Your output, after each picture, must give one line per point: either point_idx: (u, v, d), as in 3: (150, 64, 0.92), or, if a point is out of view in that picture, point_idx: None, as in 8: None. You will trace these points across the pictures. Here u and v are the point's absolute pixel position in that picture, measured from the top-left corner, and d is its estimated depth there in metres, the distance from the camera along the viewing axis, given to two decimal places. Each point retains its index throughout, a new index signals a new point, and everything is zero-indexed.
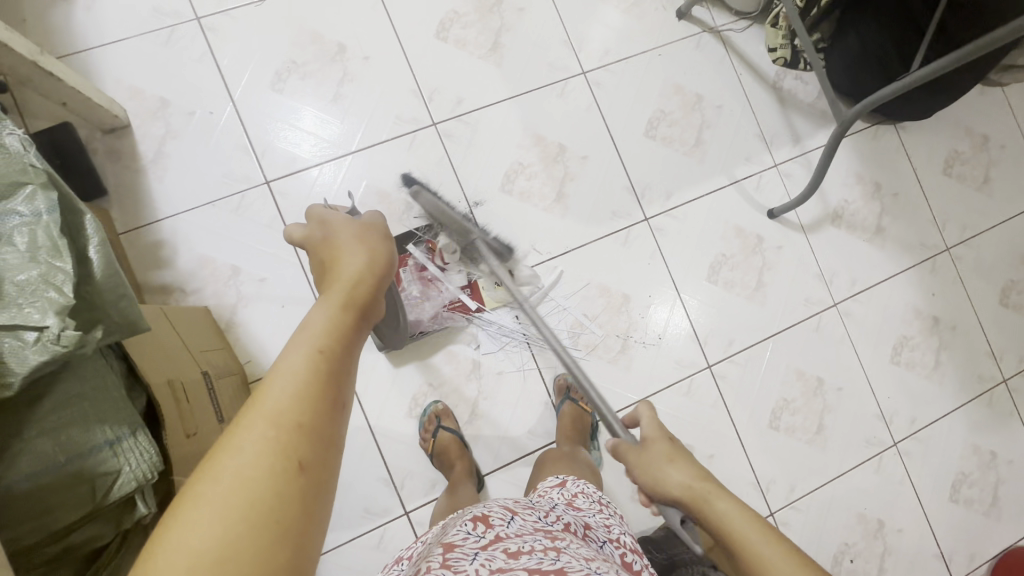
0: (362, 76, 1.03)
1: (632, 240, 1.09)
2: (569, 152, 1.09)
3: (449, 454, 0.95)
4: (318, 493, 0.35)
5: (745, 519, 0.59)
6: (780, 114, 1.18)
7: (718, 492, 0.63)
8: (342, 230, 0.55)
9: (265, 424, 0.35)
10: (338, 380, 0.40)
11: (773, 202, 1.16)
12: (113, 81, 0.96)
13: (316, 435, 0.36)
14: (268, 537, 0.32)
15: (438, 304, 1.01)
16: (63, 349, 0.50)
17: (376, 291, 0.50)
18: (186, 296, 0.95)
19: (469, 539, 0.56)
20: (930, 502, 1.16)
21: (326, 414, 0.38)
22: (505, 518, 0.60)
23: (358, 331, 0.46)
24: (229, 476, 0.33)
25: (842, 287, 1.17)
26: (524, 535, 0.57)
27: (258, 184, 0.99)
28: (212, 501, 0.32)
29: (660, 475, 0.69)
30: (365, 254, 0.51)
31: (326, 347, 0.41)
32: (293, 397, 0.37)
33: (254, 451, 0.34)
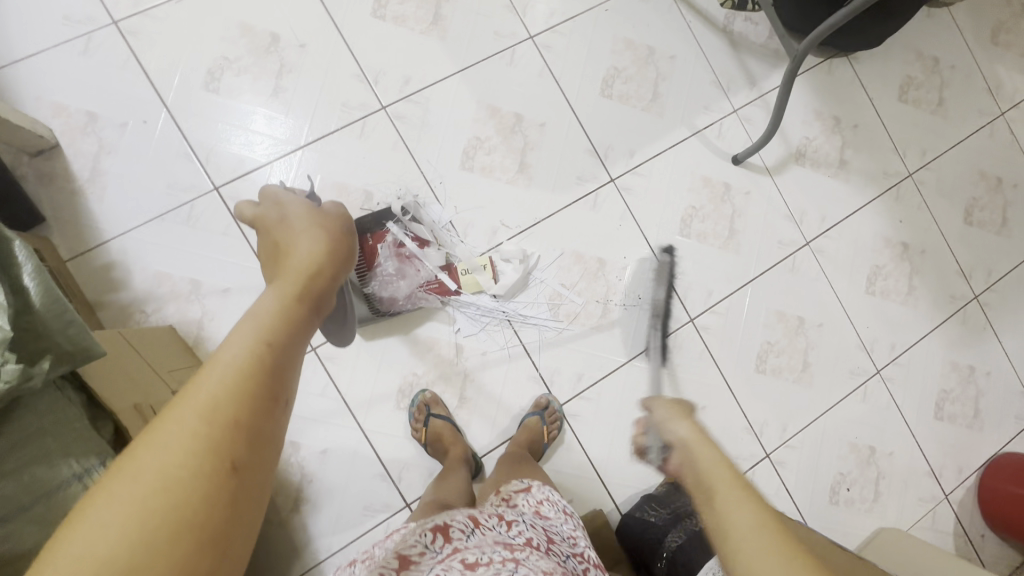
0: (301, 66, 0.98)
1: (600, 204, 1.08)
2: (526, 121, 1.06)
3: (443, 439, 0.94)
4: (251, 498, 0.32)
5: (752, 511, 0.44)
6: (734, 58, 1.16)
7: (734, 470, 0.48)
8: (298, 212, 0.52)
9: (196, 420, 0.32)
10: (284, 375, 0.37)
11: (736, 149, 1.15)
12: (32, 99, 0.89)
13: (255, 434, 0.33)
14: (186, 550, 0.29)
15: (414, 283, 0.98)
16: (6, 385, 0.47)
17: (331, 283, 0.47)
18: (147, 317, 0.91)
19: (428, 556, 0.58)
20: (917, 422, 1.20)
21: (266, 410, 0.35)
22: (467, 528, 0.62)
23: (308, 323, 0.43)
24: (150, 477, 0.30)
25: (813, 225, 1.18)
26: (483, 545, 0.58)
27: (206, 191, 0.94)
28: (126, 506, 0.28)
29: (671, 426, 0.54)
30: (322, 240, 0.49)
31: (271, 338, 0.38)
32: (231, 390, 0.34)
33: (180, 449, 0.31)
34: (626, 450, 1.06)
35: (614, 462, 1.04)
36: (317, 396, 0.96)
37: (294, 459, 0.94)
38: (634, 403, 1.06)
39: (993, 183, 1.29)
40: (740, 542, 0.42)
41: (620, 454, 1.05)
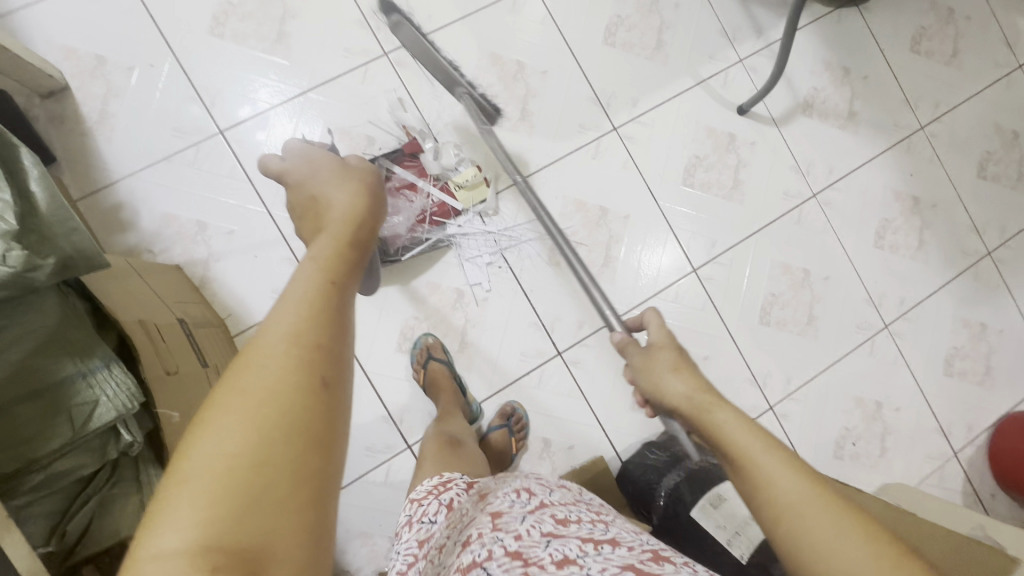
0: (304, 11, 0.99)
1: (602, 152, 1.08)
2: (528, 68, 1.06)
3: (438, 385, 0.94)
4: (342, 408, 0.39)
5: (753, 437, 0.48)
6: (740, 6, 1.15)
7: (721, 403, 0.52)
8: (324, 166, 0.59)
9: (286, 344, 0.38)
10: (345, 309, 0.44)
11: (741, 98, 1.13)
12: (43, 42, 0.91)
13: (337, 355, 0.40)
14: (300, 451, 0.35)
15: (409, 217, 0.99)
16: (11, 270, 0.49)
17: (370, 228, 0.55)
18: (155, 256, 0.93)
19: (516, 505, 0.58)
20: (925, 379, 1.18)
21: (340, 336, 0.42)
22: (545, 489, 0.63)
23: (359, 267, 0.50)
24: (254, 388, 0.36)
25: (820, 177, 1.16)
26: (570, 505, 0.60)
27: (211, 135, 0.96)
28: (239, 411, 0.35)
29: (660, 383, 0.58)
30: (355, 184, 0.57)
31: (333, 278, 0.45)
32: (310, 318, 0.41)
33: (279, 368, 0.37)
34: (627, 399, 1.06)
35: (612, 408, 1.05)
36: None
37: None
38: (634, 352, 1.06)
39: (1009, 137, 1.25)
40: (758, 468, 0.46)
41: (621, 402, 1.05)
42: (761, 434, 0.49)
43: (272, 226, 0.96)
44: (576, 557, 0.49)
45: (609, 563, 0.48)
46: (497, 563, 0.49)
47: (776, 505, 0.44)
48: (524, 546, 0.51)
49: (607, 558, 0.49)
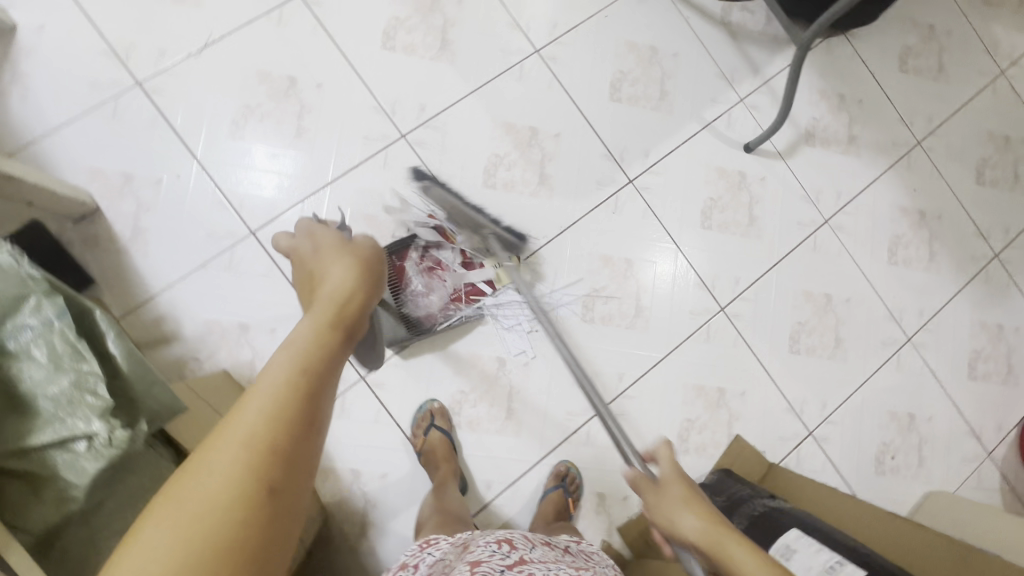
0: (321, 105, 1.01)
1: (621, 206, 1.10)
2: (541, 133, 1.09)
3: (437, 455, 0.95)
4: (286, 519, 0.37)
5: (751, 558, 0.57)
6: (735, 48, 1.18)
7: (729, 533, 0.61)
8: (326, 244, 0.60)
9: (239, 448, 0.37)
10: (313, 402, 0.42)
11: (746, 137, 1.17)
12: (69, 167, 0.92)
13: (290, 460, 0.38)
14: (228, 570, 0.33)
15: (443, 295, 1.02)
16: (117, 451, 0.51)
17: (356, 310, 0.52)
18: (201, 364, 0.93)
19: (496, 556, 0.61)
20: (952, 385, 1.22)
21: (300, 437, 0.39)
22: (527, 545, 0.67)
23: (338, 354, 0.47)
24: (200, 495, 0.35)
25: (829, 203, 1.20)
26: (548, 564, 0.62)
27: (243, 237, 0.97)
28: (177, 521, 0.34)
29: (675, 519, 0.65)
30: (350, 266, 0.56)
31: (303, 370, 0.43)
32: (269, 417, 0.39)
33: (224, 474, 0.36)
34: (674, 443, 1.08)
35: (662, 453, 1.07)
36: (371, 423, 0.98)
37: (356, 486, 0.97)
38: (675, 397, 1.09)
39: (1001, 142, 1.30)
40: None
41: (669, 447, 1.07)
42: (771, 568, 0.56)
43: None
44: None
45: None
46: None
47: None
48: None
49: None
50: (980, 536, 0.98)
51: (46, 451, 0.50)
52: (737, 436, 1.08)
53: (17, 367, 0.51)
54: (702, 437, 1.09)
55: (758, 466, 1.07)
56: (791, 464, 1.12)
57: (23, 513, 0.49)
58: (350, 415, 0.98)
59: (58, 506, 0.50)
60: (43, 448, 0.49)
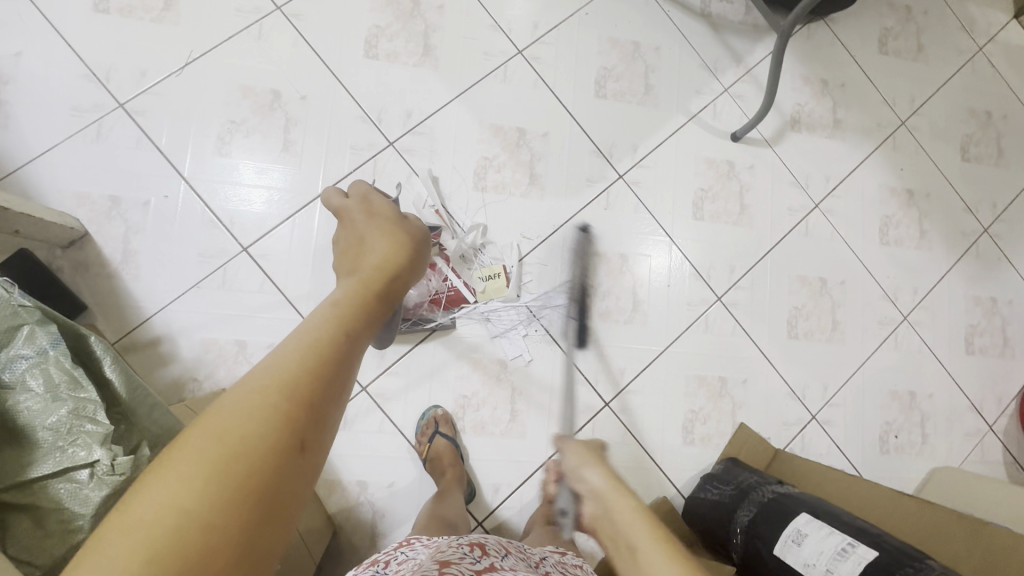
0: (306, 118, 1.01)
1: (613, 202, 1.11)
2: (529, 133, 1.09)
3: (442, 460, 0.94)
4: (312, 470, 0.37)
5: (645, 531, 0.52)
6: (716, 39, 1.19)
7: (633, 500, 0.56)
8: (371, 215, 0.62)
9: (281, 391, 0.37)
10: (351, 364, 0.43)
11: (733, 126, 1.18)
12: (55, 193, 0.91)
13: (324, 415, 0.39)
14: (253, 506, 0.33)
15: (423, 292, 1.00)
16: (122, 476, 0.50)
17: (394, 287, 0.54)
18: (200, 384, 0.93)
19: (467, 559, 0.58)
20: (951, 360, 1.23)
21: (335, 395, 0.40)
22: (500, 552, 0.65)
23: (375, 326, 0.49)
24: (229, 415, 0.36)
25: (819, 187, 1.21)
26: (521, 573, 0.60)
27: (236, 254, 0.96)
28: (211, 451, 0.34)
29: (584, 473, 0.62)
30: (392, 244, 0.58)
31: (347, 331, 0.44)
32: (311, 368, 0.40)
33: (264, 413, 0.36)
34: (679, 435, 1.08)
35: (668, 446, 1.07)
36: (375, 433, 0.98)
37: (364, 498, 0.96)
38: (677, 389, 1.09)
39: (983, 118, 1.32)
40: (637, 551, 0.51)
41: (675, 439, 1.07)
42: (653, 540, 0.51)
43: None
44: None
45: None
46: None
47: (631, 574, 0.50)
48: None
49: None
50: (1001, 510, 0.96)
51: (48, 481, 0.49)
52: (741, 424, 1.09)
53: (13, 398, 0.51)
54: (707, 427, 1.09)
55: (764, 453, 1.07)
56: (796, 448, 1.12)
57: (24, 547, 0.47)
58: (353, 427, 0.97)
59: (64, 537, 0.48)
60: (45, 478, 0.49)
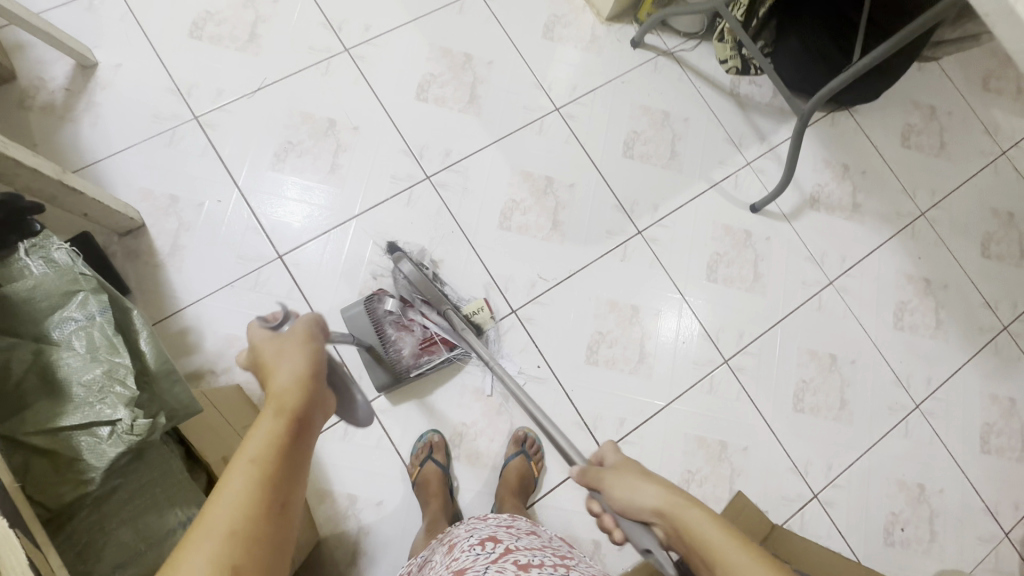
0: (354, 145, 1.10)
1: (630, 254, 1.15)
2: (556, 182, 1.16)
3: (429, 487, 0.95)
4: None
5: (720, 530, 0.56)
6: (743, 117, 1.27)
7: (684, 501, 0.61)
8: (263, 342, 0.60)
9: (204, 536, 0.39)
10: (277, 481, 0.45)
11: (753, 198, 1.23)
12: (124, 187, 1.01)
13: (255, 540, 0.41)
14: None
15: (420, 338, 1.00)
16: (137, 438, 0.54)
17: (315, 392, 0.55)
18: (217, 377, 0.97)
19: (480, 557, 0.59)
20: (964, 457, 1.19)
21: (264, 518, 0.42)
22: (512, 537, 0.66)
23: (303, 439, 0.51)
24: None
25: (834, 265, 1.23)
26: (535, 551, 0.61)
27: (271, 260, 1.03)
28: None
29: (636, 489, 0.66)
30: (297, 355, 0.57)
31: (261, 458, 0.46)
32: (230, 507, 0.41)
33: (193, 563, 0.38)
34: None
35: None
36: (371, 448, 1.00)
37: (351, 513, 0.97)
38: (676, 447, 1.08)
39: (1005, 218, 1.34)
40: (720, 552, 0.54)
41: None
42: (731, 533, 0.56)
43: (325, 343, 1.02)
44: None
45: None
46: None
47: None
48: None
49: None
50: None
51: (72, 432, 0.53)
52: (738, 491, 1.07)
53: (57, 355, 0.57)
54: (703, 491, 1.07)
55: (760, 526, 1.04)
56: (795, 526, 1.08)
57: (40, 490, 0.52)
58: (352, 439, 0.99)
59: (76, 486, 0.53)
60: (70, 429, 0.53)
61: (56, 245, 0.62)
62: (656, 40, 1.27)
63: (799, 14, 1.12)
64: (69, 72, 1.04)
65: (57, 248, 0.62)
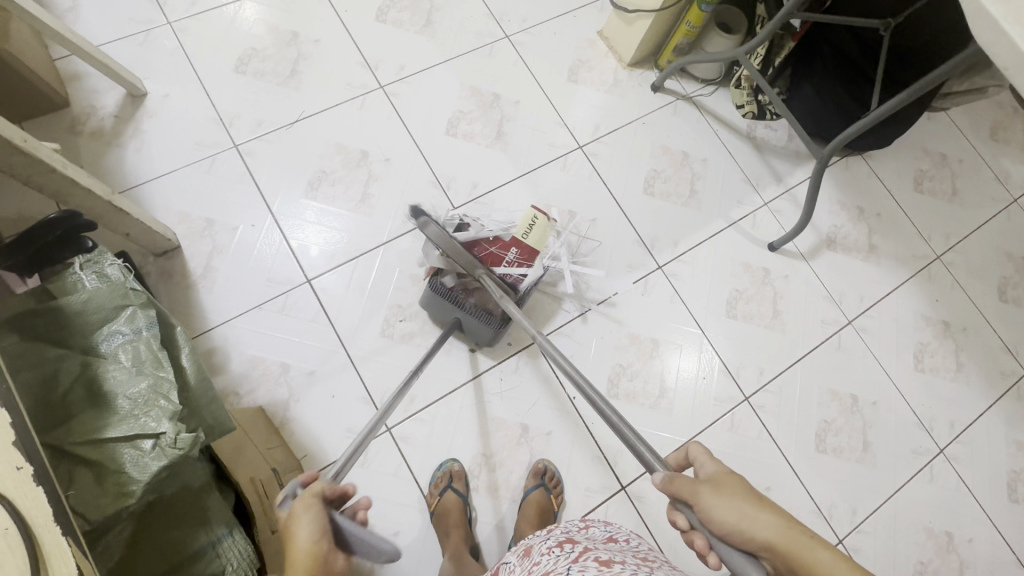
0: (386, 177, 1.14)
1: (650, 289, 1.17)
2: (579, 216, 1.19)
3: (449, 517, 0.93)
4: None
5: None
6: (759, 159, 1.31)
7: (815, 544, 0.46)
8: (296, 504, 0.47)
9: None
10: None
11: (771, 237, 1.25)
12: (163, 210, 1.05)
13: None
14: None
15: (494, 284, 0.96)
16: (179, 451, 0.54)
17: None
18: (240, 398, 0.98)
19: (560, 559, 0.56)
20: (992, 506, 1.16)
21: None
22: (590, 539, 0.61)
23: None
24: None
25: (852, 305, 1.24)
26: (616, 551, 0.57)
27: (300, 284, 1.05)
28: None
29: (745, 520, 0.47)
30: (315, 529, 0.45)
31: None
32: None
33: None
34: None
35: (683, 547, 1.02)
36: (390, 476, 0.99)
37: None
38: None
39: (1020, 264, 1.35)
40: None
41: None
42: None
43: (350, 368, 1.02)
44: None
45: None
46: None
47: None
48: None
49: None
50: None
51: (116, 444, 0.54)
52: None
53: (104, 368, 0.58)
54: None
55: None
56: None
57: (83, 502, 0.51)
58: (371, 467, 0.98)
59: (116, 499, 0.52)
60: (114, 441, 0.54)
61: (109, 261, 0.65)
62: (676, 84, 1.32)
63: (813, 63, 1.18)
64: (120, 101, 1.09)
65: (111, 265, 0.64)
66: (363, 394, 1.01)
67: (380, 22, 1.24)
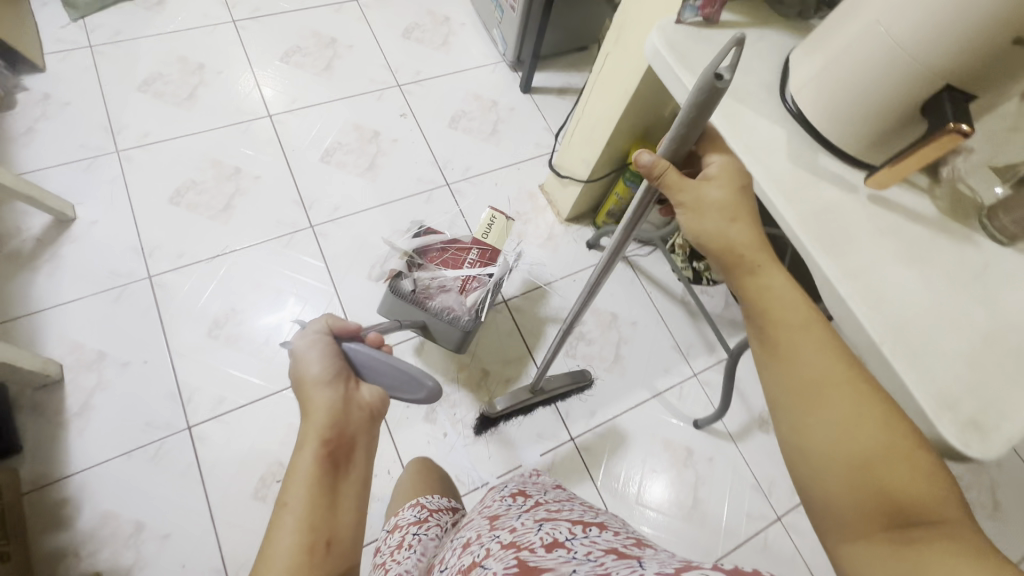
0: (296, 319, 1.12)
1: (558, 463, 1.09)
2: (492, 376, 1.15)
3: None
4: (340, 558, 0.57)
5: (794, 299, 0.49)
6: (693, 326, 1.27)
7: (769, 262, 0.49)
8: (299, 346, 0.67)
9: (297, 535, 0.55)
10: (332, 480, 0.59)
11: (698, 412, 1.18)
12: (56, 338, 1.03)
13: (331, 523, 0.57)
14: None
15: (455, 291, 1.01)
16: None
17: (347, 403, 0.64)
18: (78, 561, 0.89)
19: (513, 507, 0.59)
20: None
21: (329, 514, 0.57)
22: (539, 491, 0.65)
23: (360, 432, 0.64)
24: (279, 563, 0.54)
25: (783, 498, 1.13)
26: (563, 501, 0.61)
27: (179, 431, 1.00)
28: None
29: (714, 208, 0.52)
30: (319, 362, 0.65)
31: (320, 461, 0.59)
32: (306, 505, 0.57)
33: (291, 548, 0.54)
34: None
35: None
36: None
37: None
38: None
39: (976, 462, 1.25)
40: (789, 332, 0.47)
41: None
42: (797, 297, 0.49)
43: (210, 532, 0.94)
44: (564, 537, 0.47)
45: (595, 545, 0.45)
46: (493, 557, 0.48)
47: (804, 377, 0.46)
48: (518, 536, 0.50)
49: (595, 539, 0.47)
50: None
51: None
52: None
53: None
54: None
55: None
56: None
57: None
58: None
59: None
60: None
61: None
62: None
63: None
64: (46, 224, 1.11)
65: None
66: (217, 566, 0.92)
67: (324, 162, 1.29)
